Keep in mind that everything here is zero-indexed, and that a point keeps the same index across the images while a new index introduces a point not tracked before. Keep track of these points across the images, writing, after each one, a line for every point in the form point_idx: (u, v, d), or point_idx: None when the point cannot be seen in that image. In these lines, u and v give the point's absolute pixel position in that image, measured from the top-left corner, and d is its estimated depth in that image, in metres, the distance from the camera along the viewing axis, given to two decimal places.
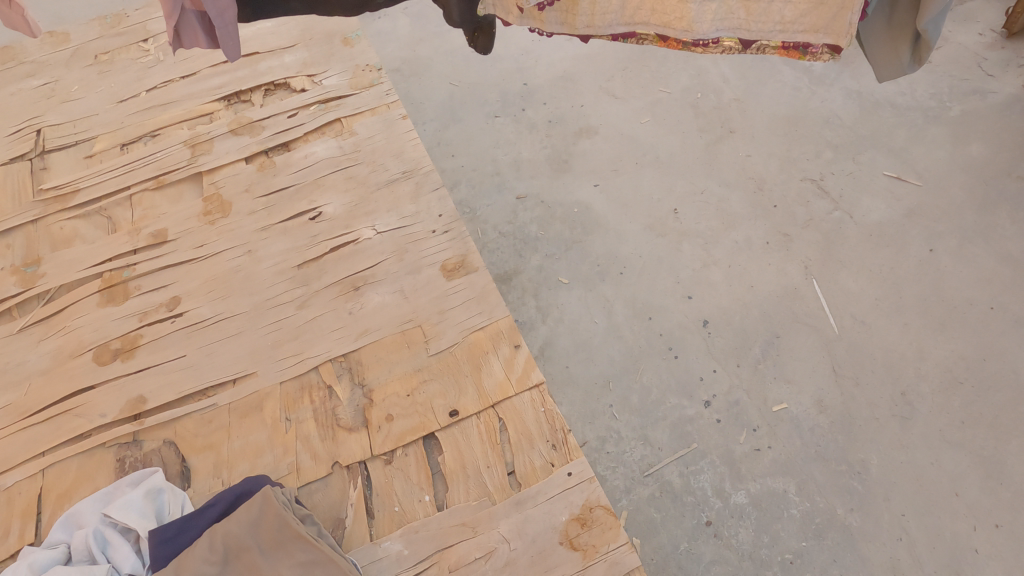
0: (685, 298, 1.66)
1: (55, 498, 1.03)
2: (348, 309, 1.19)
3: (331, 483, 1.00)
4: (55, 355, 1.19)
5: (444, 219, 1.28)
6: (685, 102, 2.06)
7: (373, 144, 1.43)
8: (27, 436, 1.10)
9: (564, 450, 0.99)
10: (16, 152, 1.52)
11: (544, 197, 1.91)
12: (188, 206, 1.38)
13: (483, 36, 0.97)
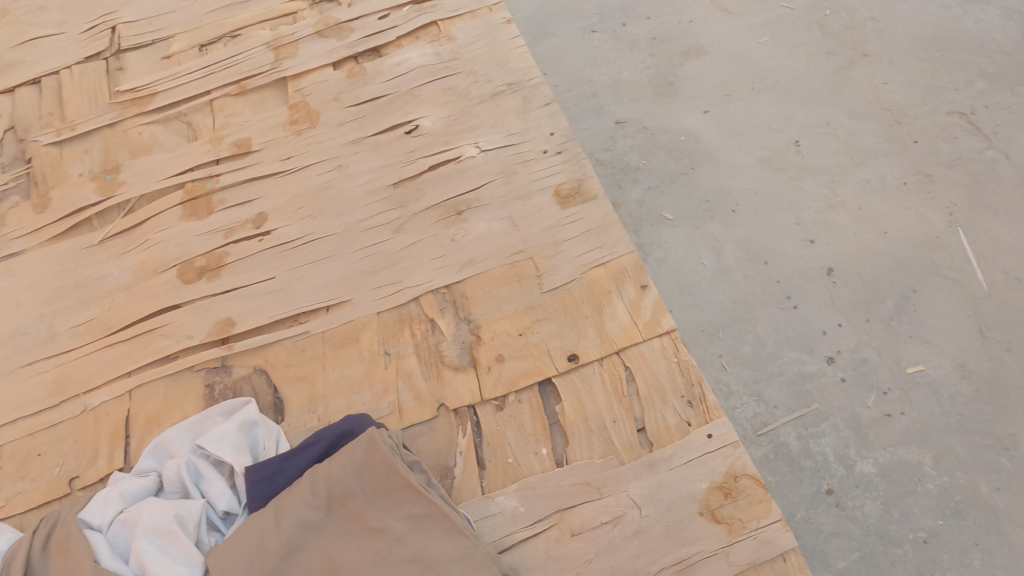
0: (806, 242, 1.48)
1: (142, 422, 0.96)
2: (449, 236, 1.06)
3: (437, 427, 0.90)
4: (138, 270, 1.12)
5: (556, 138, 1.13)
6: (810, 19, 1.82)
7: (473, 51, 1.26)
8: (112, 355, 1.03)
9: (702, 409, 0.87)
10: (90, 51, 1.41)
11: (646, 122, 1.72)
12: (272, 114, 1.26)
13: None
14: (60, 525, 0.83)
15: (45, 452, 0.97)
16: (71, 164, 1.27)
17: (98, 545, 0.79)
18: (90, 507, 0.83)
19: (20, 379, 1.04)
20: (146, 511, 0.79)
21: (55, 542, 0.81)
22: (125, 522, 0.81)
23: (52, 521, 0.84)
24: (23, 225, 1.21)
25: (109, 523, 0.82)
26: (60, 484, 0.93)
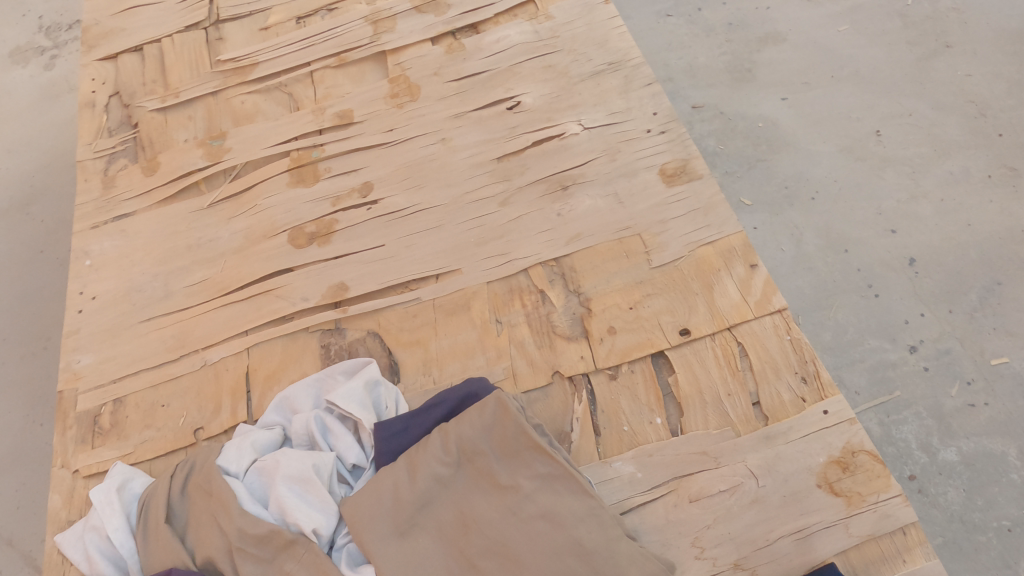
0: (888, 232, 1.48)
1: (262, 379, 1.00)
2: (555, 210, 1.08)
3: (552, 394, 0.93)
4: (248, 234, 1.15)
5: (660, 117, 1.14)
6: (891, 9, 1.80)
7: (572, 29, 1.27)
8: (228, 314, 1.07)
9: (816, 386, 0.88)
10: (190, 20, 1.44)
11: (723, 107, 1.72)
12: (373, 86, 1.28)
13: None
14: (198, 471, 0.87)
15: (168, 403, 1.01)
16: (176, 130, 1.31)
17: (239, 489, 0.84)
18: (226, 453, 0.88)
19: (139, 334, 1.08)
20: (286, 460, 0.84)
21: (195, 488, 0.86)
22: (263, 468, 0.85)
23: (189, 467, 0.89)
24: (133, 187, 1.25)
25: (246, 471, 0.86)
26: (186, 434, 0.98)
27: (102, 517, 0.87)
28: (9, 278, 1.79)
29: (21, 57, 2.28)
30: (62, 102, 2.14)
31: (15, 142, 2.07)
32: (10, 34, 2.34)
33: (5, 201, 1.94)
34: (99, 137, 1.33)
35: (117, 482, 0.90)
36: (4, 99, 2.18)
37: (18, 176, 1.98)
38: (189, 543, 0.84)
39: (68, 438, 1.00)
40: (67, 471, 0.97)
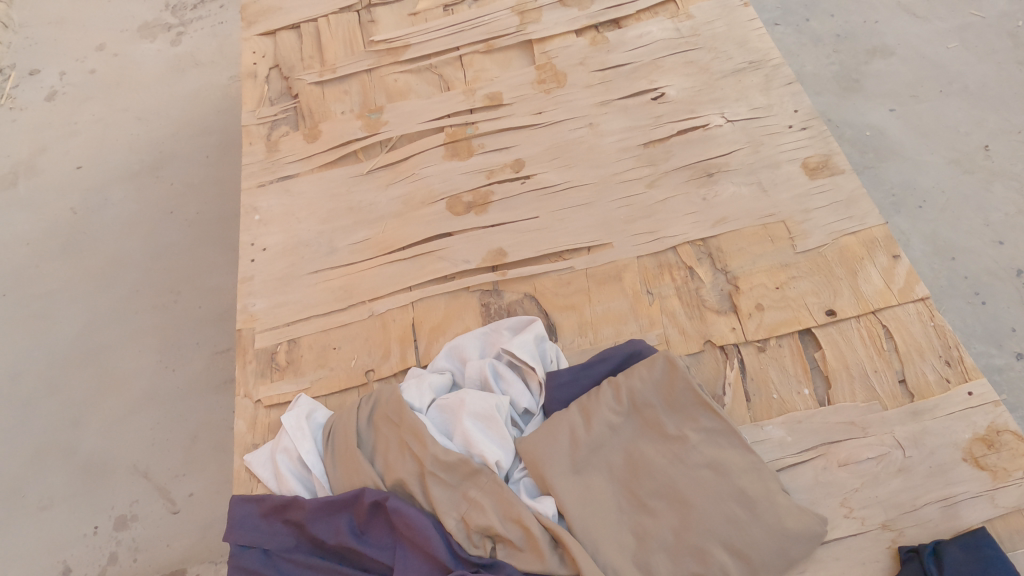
0: (996, 243, 1.52)
1: (428, 330, 1.09)
2: (700, 195, 1.15)
3: (703, 360, 1.00)
4: (406, 200, 1.24)
5: (801, 115, 1.21)
6: (1001, 29, 1.84)
7: (713, 29, 1.34)
8: (392, 270, 1.16)
9: (960, 368, 0.94)
10: (343, 3, 1.55)
11: (831, 115, 1.78)
12: (521, 72, 1.36)
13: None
14: (382, 405, 0.97)
15: (339, 346, 1.11)
16: (334, 102, 1.41)
17: (426, 422, 0.93)
18: (409, 390, 0.97)
19: (308, 284, 1.18)
20: (469, 398, 0.93)
21: (379, 420, 0.96)
22: (446, 404, 0.95)
23: (370, 401, 0.99)
24: (295, 151, 1.35)
25: (427, 407, 0.96)
26: (357, 375, 1.07)
27: (292, 434, 0.98)
28: (141, 233, 1.92)
29: (149, 32, 2.43)
30: (188, 75, 2.28)
31: (145, 110, 2.21)
32: (138, 9, 2.50)
33: (137, 164, 2.08)
34: (262, 105, 1.44)
35: (300, 407, 1.01)
36: (134, 69, 2.33)
37: (148, 141, 2.13)
38: (377, 467, 0.94)
39: (249, 371, 1.11)
40: (249, 400, 1.08)
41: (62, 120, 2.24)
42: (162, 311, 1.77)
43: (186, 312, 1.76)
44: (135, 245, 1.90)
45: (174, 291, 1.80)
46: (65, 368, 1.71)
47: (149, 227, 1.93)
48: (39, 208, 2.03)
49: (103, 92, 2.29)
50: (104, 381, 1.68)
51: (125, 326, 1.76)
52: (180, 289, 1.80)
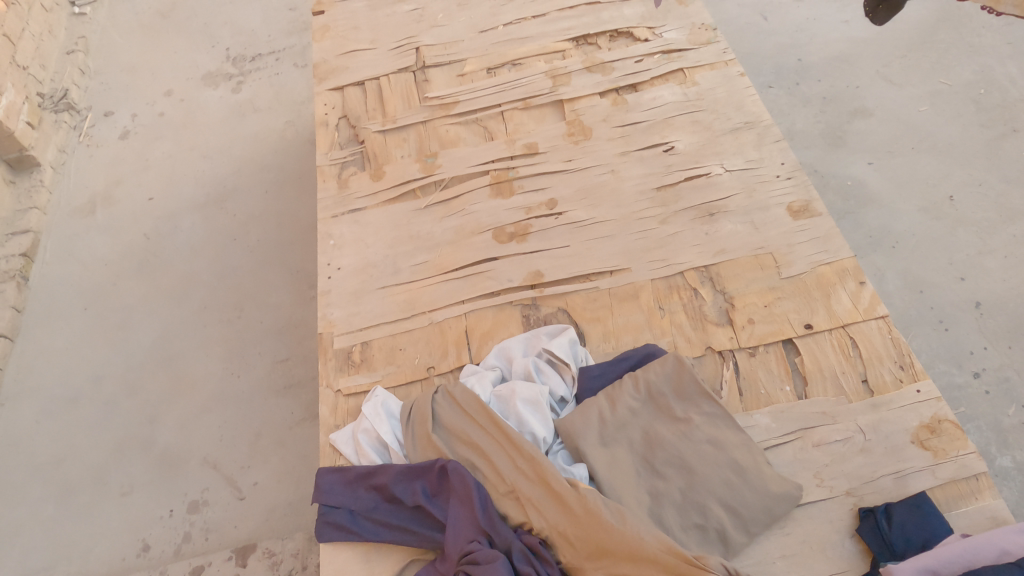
0: (958, 279, 1.76)
1: (480, 335, 1.33)
2: (704, 231, 1.40)
3: (705, 362, 1.23)
4: (459, 230, 1.49)
5: (787, 167, 1.46)
6: (967, 96, 2.12)
7: (715, 95, 1.61)
8: (448, 287, 1.40)
9: (912, 371, 1.17)
10: (402, 64, 1.83)
11: (818, 167, 2.04)
12: (554, 126, 1.63)
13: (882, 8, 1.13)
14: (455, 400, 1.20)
15: (405, 348, 1.34)
16: (395, 148, 1.67)
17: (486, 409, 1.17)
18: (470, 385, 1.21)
19: (378, 297, 1.42)
20: (520, 388, 1.17)
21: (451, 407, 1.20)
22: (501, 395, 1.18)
23: (445, 393, 1.22)
24: (363, 189, 1.61)
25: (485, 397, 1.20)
26: (421, 370, 1.31)
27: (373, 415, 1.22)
28: (208, 256, 2.17)
29: (212, 80, 2.72)
30: (248, 119, 2.56)
31: (209, 149, 2.48)
32: (202, 60, 2.80)
33: (203, 196, 2.34)
34: (333, 149, 1.70)
35: (376, 395, 1.26)
36: (199, 113, 2.62)
37: (213, 176, 2.39)
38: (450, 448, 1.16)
39: (329, 366, 1.34)
40: (331, 389, 1.31)
41: (134, 155, 2.51)
42: (228, 325, 2.00)
43: (249, 326, 1.99)
44: (203, 267, 2.15)
45: (238, 308, 2.04)
46: (143, 373, 1.93)
47: (215, 252, 2.18)
48: (116, 233, 2.28)
49: (171, 132, 2.57)
50: (177, 385, 1.90)
51: (195, 337, 1.99)
52: (243, 306, 2.04)
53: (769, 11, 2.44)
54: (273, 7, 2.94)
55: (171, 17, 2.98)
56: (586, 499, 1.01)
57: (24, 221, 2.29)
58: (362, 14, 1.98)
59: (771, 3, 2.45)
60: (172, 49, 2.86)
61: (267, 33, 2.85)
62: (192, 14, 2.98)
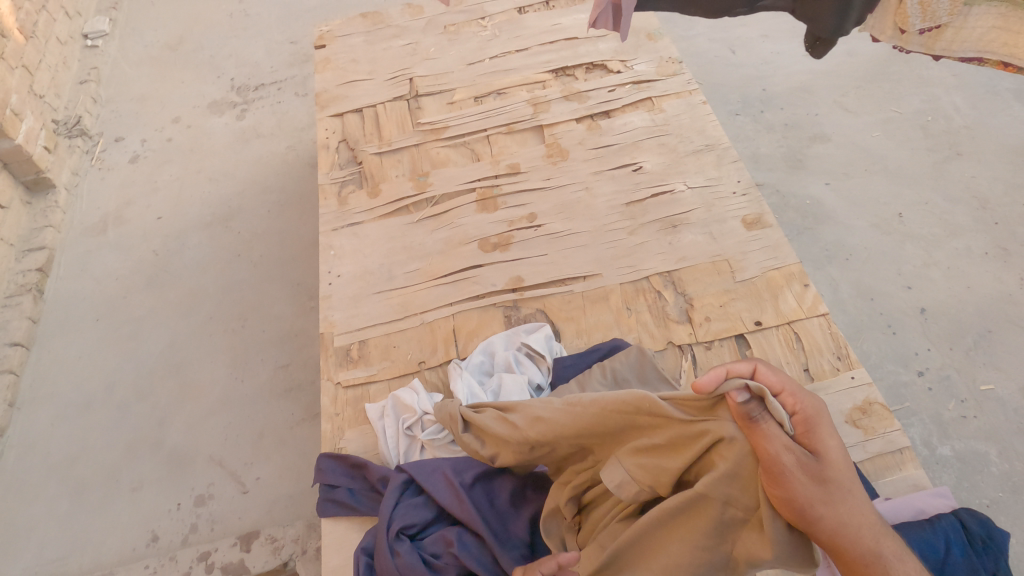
0: (905, 287, 1.93)
1: (466, 333, 1.47)
2: (668, 240, 1.56)
3: (666, 355, 1.39)
4: (448, 241, 1.64)
5: (742, 184, 1.63)
6: (915, 122, 2.30)
7: (680, 120, 1.79)
8: (438, 291, 1.56)
9: (847, 361, 1.33)
10: (396, 93, 2.00)
11: (780, 187, 2.21)
12: (534, 149, 1.80)
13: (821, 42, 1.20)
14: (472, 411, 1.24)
15: (399, 345, 1.49)
16: (390, 168, 1.84)
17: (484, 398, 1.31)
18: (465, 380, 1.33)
19: (375, 301, 1.57)
20: (509, 380, 1.32)
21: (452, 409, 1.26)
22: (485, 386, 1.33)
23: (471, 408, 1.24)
24: (361, 205, 1.76)
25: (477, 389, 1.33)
26: (413, 364, 1.45)
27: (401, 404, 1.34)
28: (214, 271, 2.32)
29: (218, 108, 2.89)
30: (251, 144, 2.73)
31: (215, 172, 2.64)
32: (209, 89, 2.97)
33: (209, 215, 2.49)
34: (334, 169, 1.87)
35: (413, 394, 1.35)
36: (206, 138, 2.78)
37: (219, 197, 2.55)
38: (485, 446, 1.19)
39: (330, 362, 1.48)
40: (332, 382, 1.45)
41: (144, 178, 2.66)
42: (233, 334, 2.14)
43: (253, 335, 2.13)
44: (210, 281, 2.29)
45: (242, 318, 2.18)
46: (153, 379, 2.06)
47: (221, 267, 2.32)
48: (127, 250, 2.42)
49: (179, 156, 2.73)
50: (185, 390, 2.03)
51: (202, 346, 2.12)
52: (247, 316, 2.18)
53: (737, 45, 2.64)
54: (276, 41, 3.13)
55: (179, 49, 3.17)
56: (573, 405, 1.08)
57: (40, 238, 2.43)
58: (360, 48, 2.16)
59: (738, 38, 2.65)
60: (180, 80, 3.04)
61: (270, 64, 3.03)
62: (200, 47, 3.17)
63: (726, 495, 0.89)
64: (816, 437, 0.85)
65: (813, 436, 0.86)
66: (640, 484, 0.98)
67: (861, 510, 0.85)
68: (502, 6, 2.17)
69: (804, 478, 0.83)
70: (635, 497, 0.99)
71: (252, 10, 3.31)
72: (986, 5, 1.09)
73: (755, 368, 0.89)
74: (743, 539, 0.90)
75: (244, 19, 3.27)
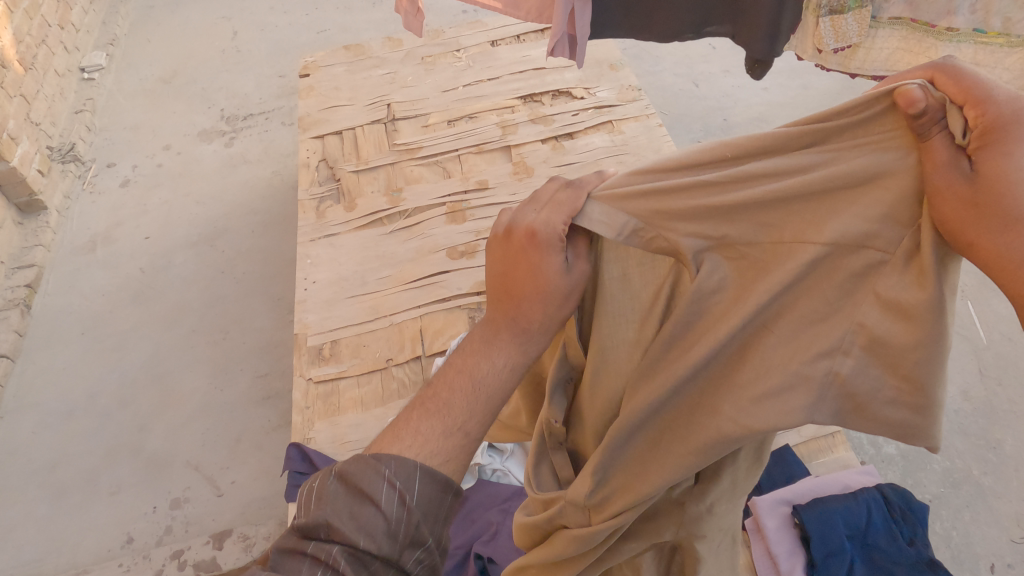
0: None
1: (432, 332, 1.57)
2: None
3: None
4: (419, 250, 1.75)
5: None
6: None
7: (638, 141, 1.93)
8: (407, 295, 1.65)
9: None
10: (375, 117, 2.13)
11: None
12: (502, 167, 1.92)
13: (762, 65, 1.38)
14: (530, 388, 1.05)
15: (369, 344, 1.58)
16: (366, 184, 1.95)
17: None
18: None
19: (347, 304, 1.66)
20: None
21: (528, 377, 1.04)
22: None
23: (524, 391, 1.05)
24: (337, 218, 1.87)
25: None
26: (381, 362, 1.54)
27: None
28: (198, 286, 2.40)
29: (207, 136, 3.02)
30: (239, 169, 2.85)
31: (203, 195, 2.75)
32: (199, 119, 3.11)
33: (196, 235, 2.59)
34: (313, 186, 1.98)
35: None
36: (195, 164, 2.90)
37: (206, 218, 2.65)
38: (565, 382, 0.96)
39: (303, 359, 1.57)
40: (304, 377, 1.53)
41: (134, 201, 2.76)
42: (214, 345, 2.21)
43: (233, 346, 2.21)
44: (194, 296, 2.38)
45: (224, 331, 2.25)
46: (135, 388, 2.13)
47: (205, 282, 2.41)
48: (115, 267, 2.51)
49: (169, 180, 2.84)
50: (165, 398, 2.09)
51: (184, 356, 2.19)
52: (229, 329, 2.26)
53: (700, 80, 2.81)
54: (265, 75, 3.29)
55: (172, 82, 3.32)
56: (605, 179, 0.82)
57: (30, 256, 2.51)
58: (342, 77, 2.29)
59: (701, 73, 2.82)
60: (172, 110, 3.17)
61: (259, 96, 3.18)
62: (192, 79, 3.32)
63: (861, 242, 0.68)
64: (995, 151, 0.59)
65: (994, 148, 0.59)
66: (711, 241, 0.75)
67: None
68: (475, 39, 2.32)
69: (954, 203, 0.61)
70: (648, 241, 0.77)
71: (244, 47, 3.47)
72: (889, 28, 1.27)
73: (932, 76, 0.65)
74: (878, 290, 0.68)
75: (236, 54, 3.43)
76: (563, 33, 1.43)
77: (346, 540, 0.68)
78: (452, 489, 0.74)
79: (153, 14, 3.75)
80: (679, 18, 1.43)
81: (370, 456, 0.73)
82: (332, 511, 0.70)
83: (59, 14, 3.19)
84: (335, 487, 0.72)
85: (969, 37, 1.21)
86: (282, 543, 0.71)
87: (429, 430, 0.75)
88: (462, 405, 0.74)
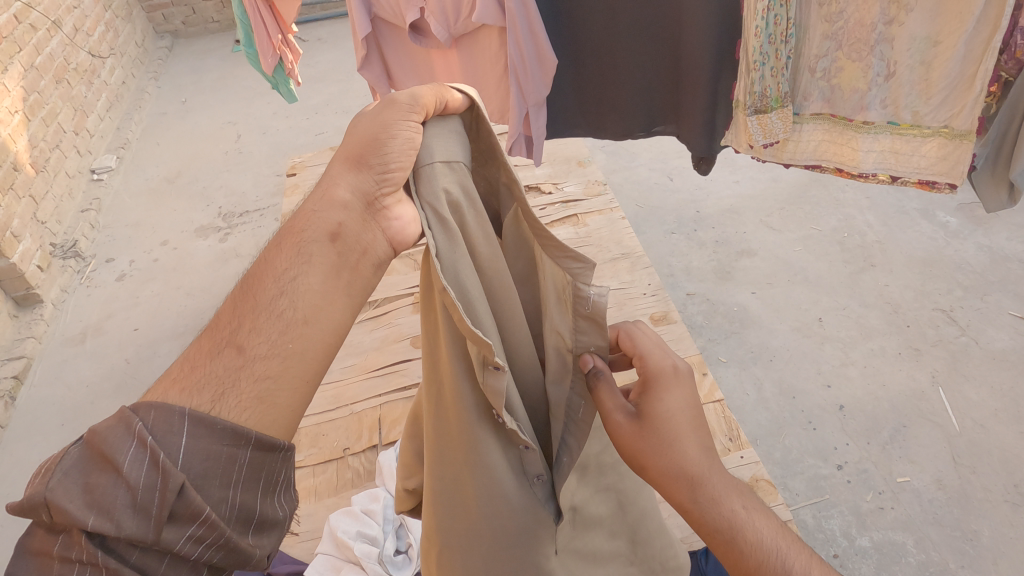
0: (824, 386, 2.06)
1: (390, 421, 1.59)
2: None
3: None
4: (384, 339, 1.80)
5: (651, 287, 1.95)
6: (833, 238, 2.51)
7: (600, 233, 2.13)
8: (369, 383, 1.69)
9: (737, 442, 1.60)
10: None
11: (709, 296, 2.39)
12: None
13: (706, 160, 1.49)
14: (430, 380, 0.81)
15: (326, 433, 1.59)
16: None
17: None
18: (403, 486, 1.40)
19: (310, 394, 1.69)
20: None
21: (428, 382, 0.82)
22: None
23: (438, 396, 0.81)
24: None
25: None
26: (337, 451, 1.56)
27: (363, 528, 1.34)
28: None
29: (203, 232, 3.14)
30: (230, 263, 2.95)
31: (193, 288, 2.84)
32: (197, 216, 3.25)
33: (182, 327, 2.66)
34: None
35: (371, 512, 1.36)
36: (189, 259, 3.00)
37: (194, 310, 2.72)
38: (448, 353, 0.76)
39: None
40: None
41: (127, 294, 2.85)
42: None
43: None
44: None
45: None
46: None
47: None
48: (101, 358, 2.57)
49: (161, 273, 2.94)
50: None
51: None
52: None
53: (674, 174, 2.92)
54: (263, 174, 3.47)
55: (176, 181, 3.50)
56: None
57: (21, 348, 2.57)
58: None
59: (675, 168, 2.94)
60: (173, 208, 3.33)
61: (256, 194, 3.34)
62: (194, 179, 3.51)
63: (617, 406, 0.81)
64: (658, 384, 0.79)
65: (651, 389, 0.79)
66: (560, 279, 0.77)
67: (692, 461, 0.75)
68: None
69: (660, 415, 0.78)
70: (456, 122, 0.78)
71: (246, 148, 3.68)
72: (812, 123, 1.37)
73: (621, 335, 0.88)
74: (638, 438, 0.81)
75: (238, 156, 3.63)
76: (519, 135, 1.57)
77: (72, 522, 0.57)
78: (246, 441, 0.67)
79: (164, 120, 4.00)
80: (631, 118, 1.58)
81: (125, 410, 0.63)
82: (59, 485, 0.59)
83: (75, 120, 3.40)
84: (74, 456, 0.62)
85: (884, 130, 1.31)
86: (33, 533, 0.62)
87: (203, 353, 0.70)
88: (233, 317, 0.73)
